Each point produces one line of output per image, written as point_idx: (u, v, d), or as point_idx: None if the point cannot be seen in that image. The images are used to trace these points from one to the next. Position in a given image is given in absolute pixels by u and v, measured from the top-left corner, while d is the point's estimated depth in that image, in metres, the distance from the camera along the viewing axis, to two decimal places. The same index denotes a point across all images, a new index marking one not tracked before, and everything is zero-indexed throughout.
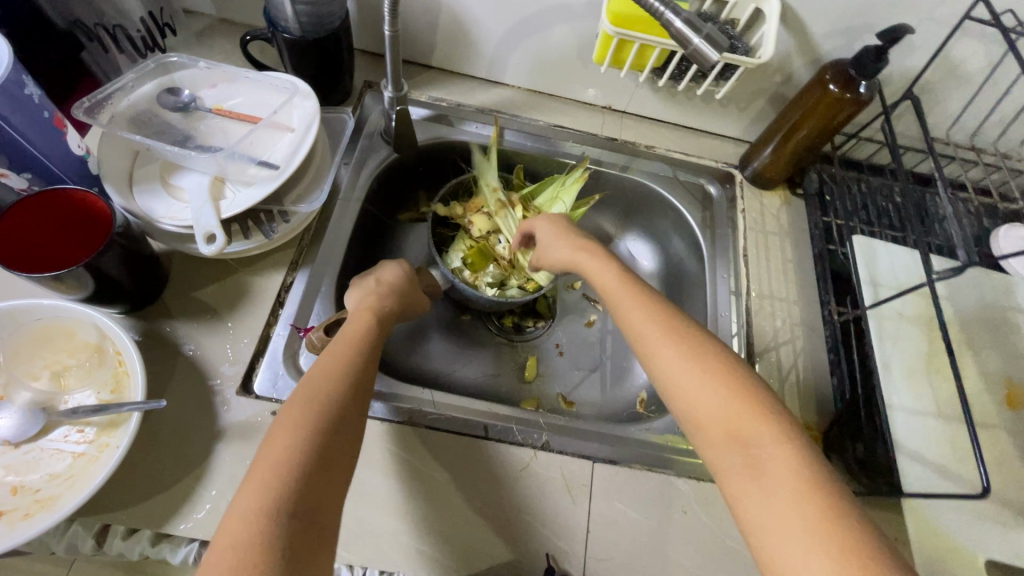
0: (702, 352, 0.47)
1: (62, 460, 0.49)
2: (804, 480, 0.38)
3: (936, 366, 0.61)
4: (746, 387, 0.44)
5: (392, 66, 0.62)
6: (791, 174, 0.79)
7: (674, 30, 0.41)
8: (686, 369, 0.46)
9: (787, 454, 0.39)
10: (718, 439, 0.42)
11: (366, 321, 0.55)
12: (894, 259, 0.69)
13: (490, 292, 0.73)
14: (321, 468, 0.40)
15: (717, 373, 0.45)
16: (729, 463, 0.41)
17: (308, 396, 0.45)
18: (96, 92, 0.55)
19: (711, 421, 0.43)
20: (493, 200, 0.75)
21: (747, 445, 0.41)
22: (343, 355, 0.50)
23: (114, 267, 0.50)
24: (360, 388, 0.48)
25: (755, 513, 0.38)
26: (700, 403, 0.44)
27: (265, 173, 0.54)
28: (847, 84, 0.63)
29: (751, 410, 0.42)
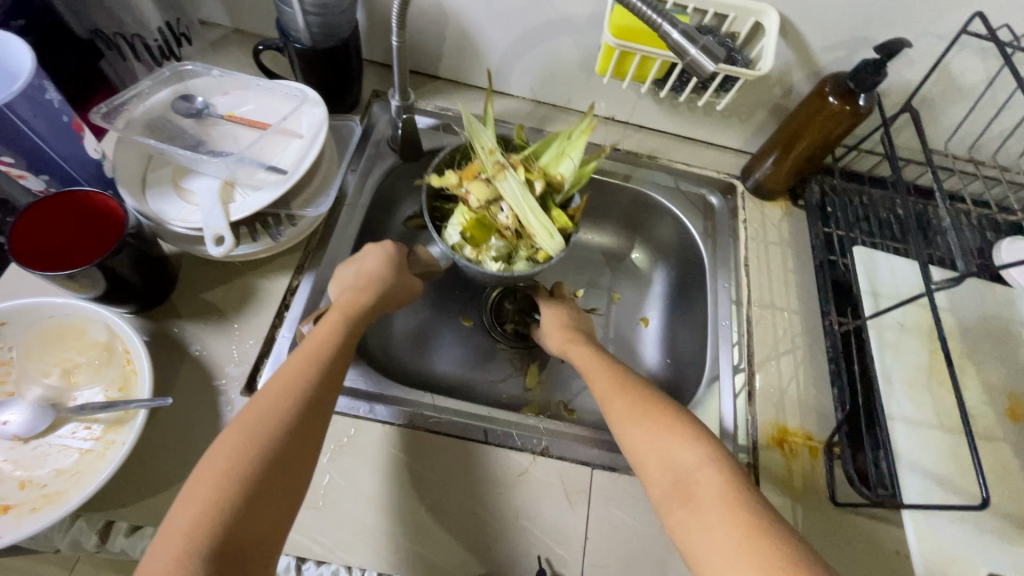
0: (644, 398, 0.54)
1: (69, 456, 0.50)
2: (728, 496, 0.44)
3: (937, 377, 0.61)
4: (682, 422, 0.51)
5: (399, 78, 0.64)
6: (792, 185, 0.80)
7: (671, 40, 0.42)
8: (628, 415, 0.53)
9: (711, 475, 0.46)
10: (654, 468, 0.49)
11: (337, 322, 0.54)
12: (894, 270, 0.69)
13: (495, 268, 0.67)
14: (260, 485, 0.42)
15: (653, 413, 0.52)
16: (664, 490, 0.48)
17: (261, 405, 0.46)
18: (114, 98, 0.57)
19: (647, 454, 0.50)
20: (489, 163, 0.66)
21: (678, 468, 0.48)
22: (307, 360, 0.50)
23: (126, 268, 0.52)
24: (320, 397, 0.48)
25: (689, 530, 0.44)
26: (637, 441, 0.51)
27: (273, 177, 0.56)
28: (846, 96, 0.64)
29: (679, 439, 0.49)
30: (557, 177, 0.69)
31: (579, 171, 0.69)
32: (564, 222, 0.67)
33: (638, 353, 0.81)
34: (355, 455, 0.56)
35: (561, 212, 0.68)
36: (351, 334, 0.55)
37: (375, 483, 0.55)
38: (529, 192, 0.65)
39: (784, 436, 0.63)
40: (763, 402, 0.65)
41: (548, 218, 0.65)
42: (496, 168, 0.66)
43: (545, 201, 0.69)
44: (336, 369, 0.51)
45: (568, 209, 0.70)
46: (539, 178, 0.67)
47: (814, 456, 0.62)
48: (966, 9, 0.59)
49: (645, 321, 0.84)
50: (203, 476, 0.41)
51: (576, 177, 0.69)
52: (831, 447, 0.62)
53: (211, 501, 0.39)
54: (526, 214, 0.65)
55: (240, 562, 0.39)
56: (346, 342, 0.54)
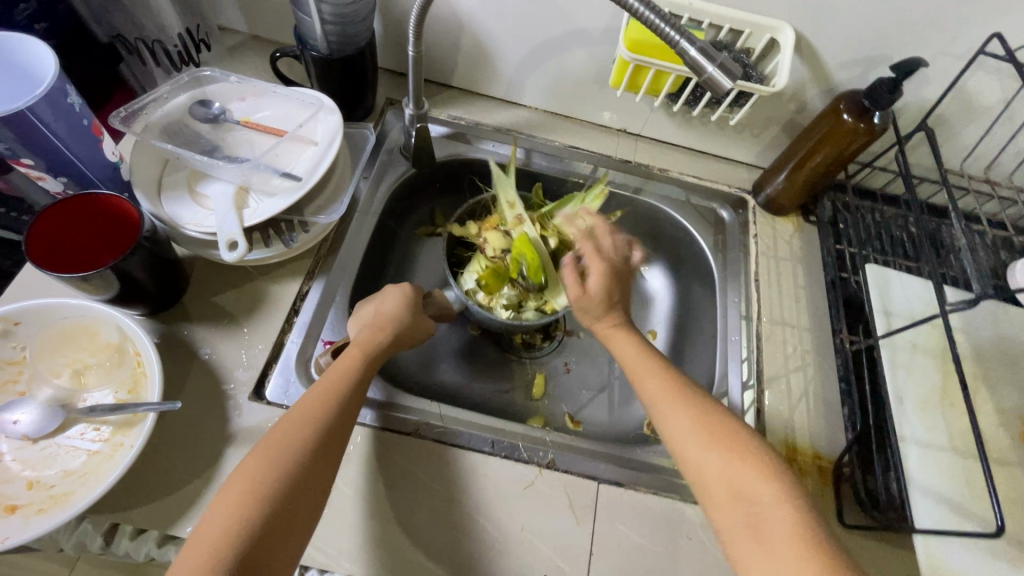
0: (715, 421, 0.53)
1: (77, 457, 0.50)
2: (798, 534, 0.43)
3: (949, 399, 0.61)
4: (756, 454, 0.49)
5: (414, 86, 0.64)
6: (804, 201, 0.79)
7: (689, 57, 0.42)
8: (695, 439, 0.51)
9: (785, 515, 0.45)
10: (724, 498, 0.48)
11: (353, 360, 0.55)
12: (907, 289, 0.69)
13: (504, 315, 0.71)
14: (270, 523, 0.42)
15: (723, 439, 0.51)
16: (732, 520, 0.47)
17: (274, 443, 0.47)
18: (132, 102, 0.58)
19: (719, 484, 0.49)
20: (510, 216, 0.73)
21: (749, 502, 0.47)
22: (321, 397, 0.51)
23: (139, 270, 0.52)
24: (331, 437, 0.49)
25: (755, 563, 0.43)
26: (706, 468, 0.50)
27: (288, 184, 0.56)
28: (860, 114, 0.64)
29: (753, 472, 0.48)
30: (570, 236, 0.75)
31: None
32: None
33: None
34: (361, 463, 0.56)
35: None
36: (366, 372, 0.56)
37: (379, 492, 0.55)
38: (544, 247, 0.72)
39: (792, 454, 0.62)
40: (771, 419, 0.65)
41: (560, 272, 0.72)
42: (516, 221, 0.72)
43: (557, 257, 0.75)
44: (348, 410, 0.52)
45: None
46: (553, 234, 0.74)
47: (823, 476, 0.61)
48: (983, 29, 0.59)
49: (652, 334, 0.81)
50: (218, 513, 0.42)
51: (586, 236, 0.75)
52: (842, 468, 0.61)
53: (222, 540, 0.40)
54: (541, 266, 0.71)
55: None
56: (360, 381, 0.55)
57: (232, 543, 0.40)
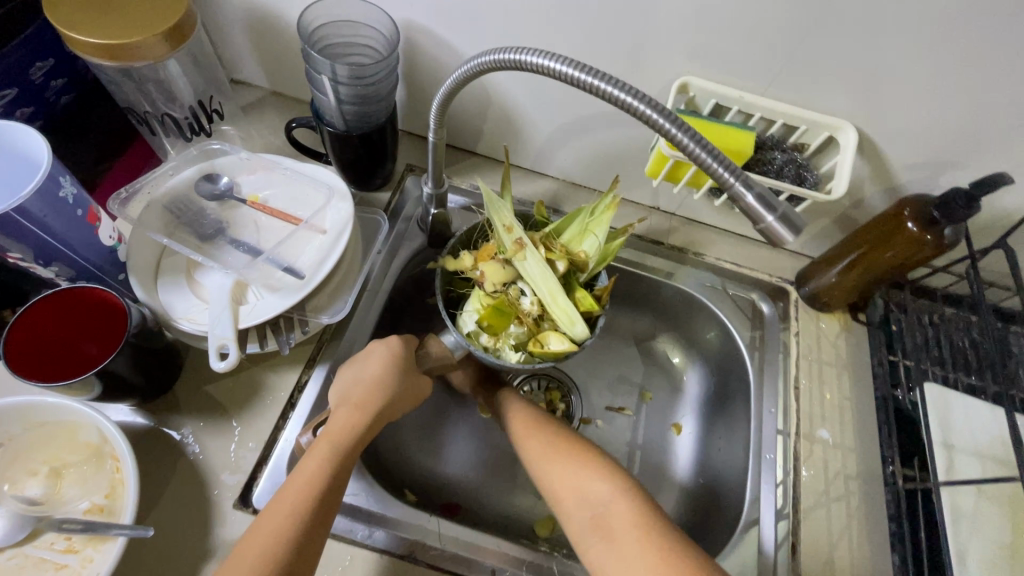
0: (562, 436, 0.61)
1: (44, 572, 0.46)
2: (642, 524, 0.51)
3: (1020, 560, 0.53)
4: (587, 458, 0.57)
5: (434, 164, 0.58)
6: (854, 299, 0.71)
7: (744, 202, 0.36)
8: (547, 450, 0.59)
9: (621, 508, 0.52)
10: (573, 497, 0.55)
11: (323, 456, 0.50)
12: (971, 418, 0.61)
13: (515, 359, 0.63)
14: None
15: (565, 449, 0.59)
16: (581, 522, 0.53)
17: (229, 574, 0.42)
18: (135, 181, 0.56)
19: (564, 490, 0.56)
20: (507, 242, 0.62)
21: (592, 501, 0.54)
22: (285, 509, 0.46)
23: (126, 369, 0.48)
24: (296, 558, 0.44)
25: (607, 558, 0.50)
26: (558, 474, 0.57)
27: (290, 280, 0.52)
28: (927, 225, 0.57)
29: (588, 473, 0.56)
30: (581, 253, 0.64)
31: (605, 248, 0.63)
32: (590, 304, 0.61)
33: (667, 466, 0.74)
34: None
35: (585, 293, 0.62)
36: (339, 466, 0.50)
37: None
38: (550, 275, 0.61)
39: None
40: (809, 560, 0.57)
41: (568, 302, 0.60)
42: (514, 246, 0.61)
43: (569, 281, 0.64)
44: (320, 518, 0.47)
45: (593, 287, 0.64)
46: (560, 257, 0.62)
47: None
48: None
49: (678, 428, 0.76)
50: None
51: (602, 253, 0.63)
52: None
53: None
54: (548, 299, 0.61)
55: None
56: (334, 478, 0.49)
57: None
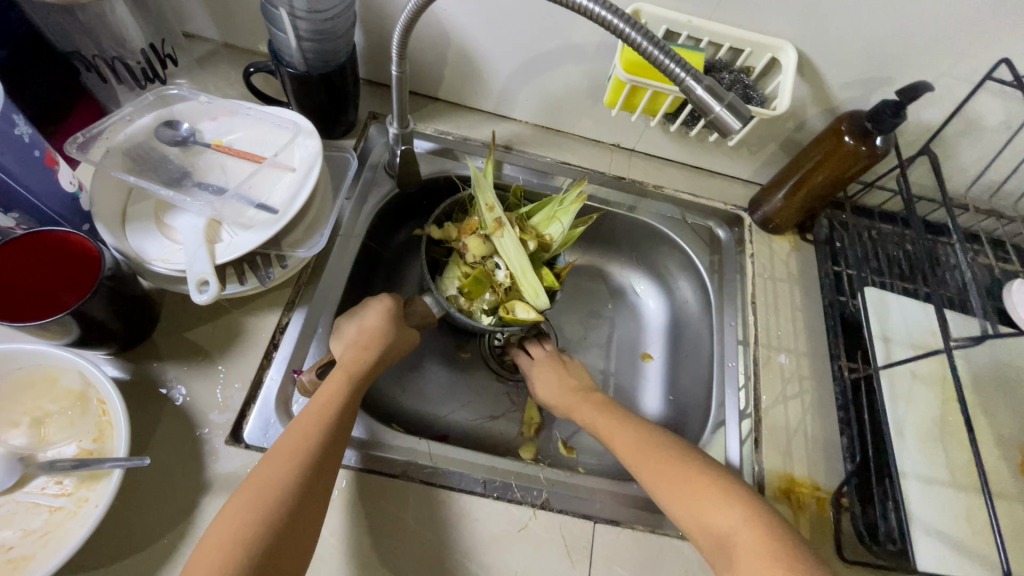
0: (650, 441, 0.57)
1: (38, 515, 0.46)
2: (762, 546, 0.46)
3: (949, 430, 0.60)
4: (701, 476, 0.52)
5: (398, 102, 0.60)
6: (801, 220, 0.77)
7: (695, 95, 0.40)
8: (650, 457, 0.55)
9: (746, 534, 0.48)
10: (697, 527, 0.50)
11: (338, 384, 0.52)
12: (906, 314, 0.67)
13: (486, 322, 0.70)
14: (259, 562, 0.40)
15: (668, 460, 0.54)
16: (706, 543, 0.50)
17: (260, 478, 0.44)
18: (92, 126, 0.54)
19: (686, 517, 0.51)
20: (488, 219, 0.68)
21: (714, 524, 0.49)
22: (307, 424, 0.48)
23: (103, 312, 0.48)
24: (320, 466, 0.46)
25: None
26: (674, 495, 0.52)
27: (264, 216, 0.53)
28: (863, 137, 0.62)
29: (739, 515, 0.49)
30: (547, 236, 0.71)
31: (568, 235, 0.70)
32: (551, 281, 0.69)
33: (640, 389, 0.79)
34: (345, 512, 0.53)
35: (548, 271, 0.70)
36: (352, 393, 0.53)
37: (364, 541, 0.52)
38: (522, 251, 0.68)
39: (791, 486, 0.61)
40: (769, 449, 0.63)
41: (536, 278, 0.67)
42: (495, 225, 0.67)
43: (534, 259, 0.71)
44: (341, 435, 0.49)
45: (554, 267, 0.72)
46: (532, 237, 0.69)
47: (823, 508, 0.60)
48: (990, 55, 0.57)
49: (647, 357, 0.81)
50: (204, 557, 0.40)
51: (565, 239, 0.71)
52: (840, 500, 0.59)
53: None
54: (518, 272, 0.67)
55: None
56: (352, 403, 0.52)
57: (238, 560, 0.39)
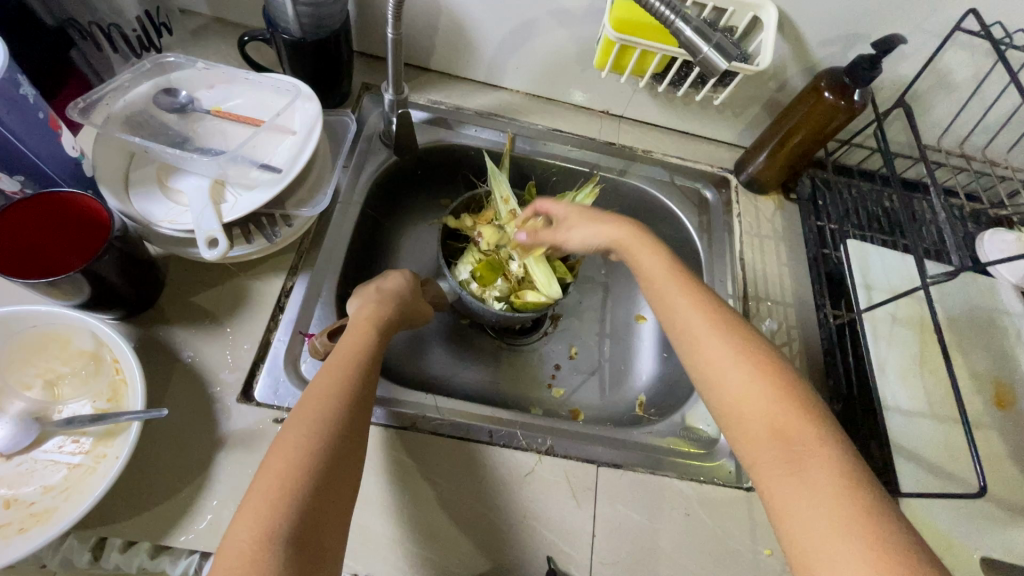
0: (718, 315, 0.51)
1: (57, 471, 0.47)
2: (843, 488, 0.38)
3: (928, 366, 0.64)
4: (781, 387, 0.45)
5: (394, 69, 0.62)
6: (784, 179, 0.80)
7: (684, 38, 0.42)
8: (727, 343, 0.48)
9: (809, 434, 0.42)
10: (759, 433, 0.43)
11: (364, 335, 0.54)
12: (886, 264, 0.70)
13: (497, 307, 0.70)
14: (317, 488, 0.41)
15: (750, 357, 0.47)
16: (765, 451, 0.42)
17: (306, 414, 0.45)
18: (90, 93, 0.54)
19: (734, 400, 0.46)
20: (503, 211, 0.72)
21: (786, 440, 0.42)
22: (341, 370, 0.50)
23: (113, 274, 0.49)
24: (358, 406, 0.48)
25: (788, 495, 0.40)
26: (740, 391, 0.46)
27: (267, 176, 0.54)
28: (841, 92, 0.65)
29: (797, 419, 0.43)
30: None
31: None
32: (563, 272, 0.72)
33: (635, 349, 0.81)
34: None
35: (561, 264, 0.72)
36: (378, 344, 0.55)
37: (380, 489, 0.54)
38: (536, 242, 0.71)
39: None
40: None
41: (549, 268, 0.69)
42: (509, 217, 0.72)
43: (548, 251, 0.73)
44: (369, 380, 0.51)
45: (567, 263, 0.74)
46: None
47: None
48: (958, 7, 0.60)
49: (641, 318, 0.83)
50: (262, 485, 0.40)
51: None
52: None
53: (274, 507, 0.39)
54: (531, 263, 0.70)
55: (316, 538, 0.39)
56: (376, 353, 0.54)
57: (299, 484, 0.40)
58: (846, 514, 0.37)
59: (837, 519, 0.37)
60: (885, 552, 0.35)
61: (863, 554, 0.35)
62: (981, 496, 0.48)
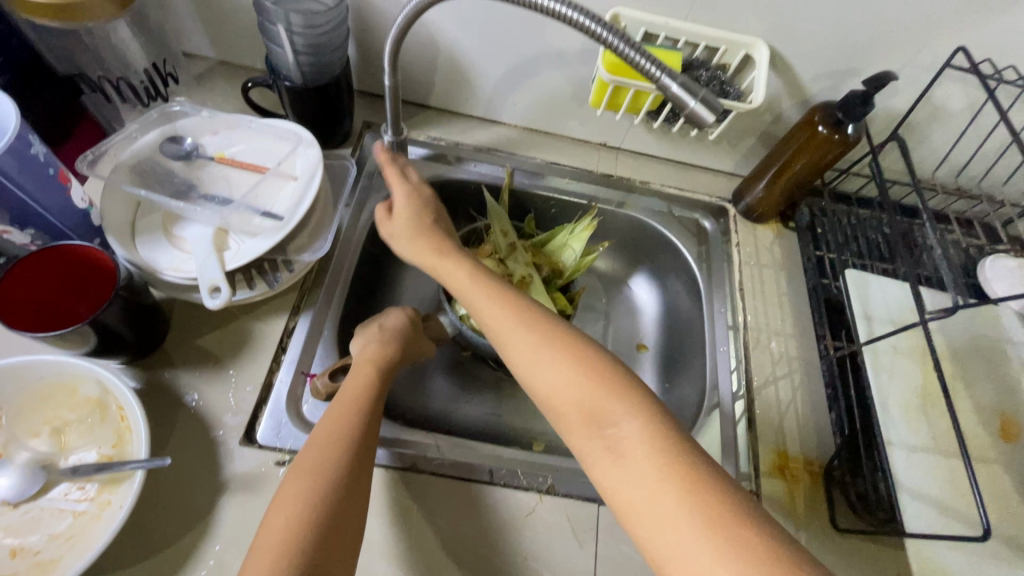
0: (523, 312, 0.52)
1: (62, 519, 0.48)
2: (666, 460, 0.39)
3: (931, 399, 0.63)
4: (581, 370, 0.46)
5: (392, 111, 0.62)
6: (782, 208, 0.80)
7: (671, 94, 0.43)
8: (523, 334, 0.50)
9: (626, 414, 0.43)
10: (577, 423, 0.44)
11: (364, 378, 0.55)
12: (887, 294, 0.70)
13: (498, 341, 0.70)
14: (318, 544, 0.42)
15: (545, 346, 0.48)
16: (588, 443, 0.43)
17: (306, 466, 0.46)
18: (101, 143, 0.57)
19: (551, 395, 0.46)
20: (502, 245, 0.72)
21: (601, 425, 0.43)
22: (341, 417, 0.50)
23: (118, 322, 0.50)
24: (360, 454, 0.49)
25: (617, 484, 0.40)
26: (556, 384, 0.46)
27: (269, 223, 0.56)
28: (835, 126, 0.65)
29: (613, 400, 0.44)
30: (560, 263, 0.75)
31: (579, 261, 0.74)
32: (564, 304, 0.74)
33: None
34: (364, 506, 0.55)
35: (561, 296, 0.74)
36: (379, 386, 0.55)
37: (382, 531, 0.54)
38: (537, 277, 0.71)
39: (785, 462, 0.63)
40: (763, 429, 0.65)
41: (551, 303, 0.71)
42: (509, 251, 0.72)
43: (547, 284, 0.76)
44: (370, 424, 0.52)
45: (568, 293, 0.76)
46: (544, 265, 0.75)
47: (815, 482, 0.62)
48: (948, 43, 0.61)
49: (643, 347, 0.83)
50: (264, 544, 0.41)
51: (577, 265, 0.75)
52: (831, 472, 0.62)
53: (275, 567, 0.39)
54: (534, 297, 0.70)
55: None
56: (377, 396, 0.54)
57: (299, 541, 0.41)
58: (671, 485, 0.38)
59: (662, 495, 0.38)
60: (703, 510, 0.36)
61: (687, 517, 0.36)
62: (985, 538, 0.47)
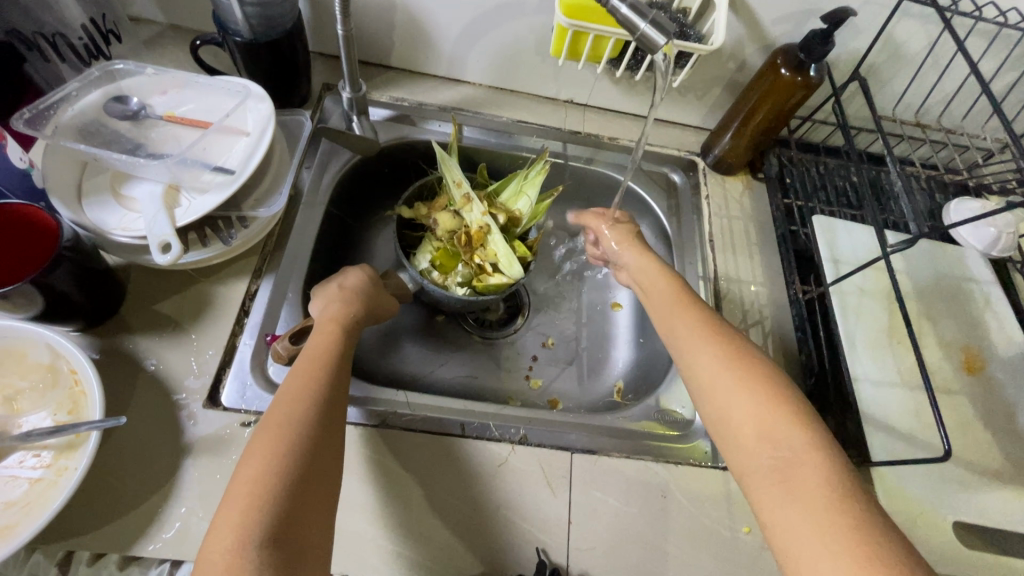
0: (717, 334, 0.51)
1: (17, 487, 0.46)
2: (836, 498, 0.38)
3: (896, 337, 0.64)
4: (778, 390, 0.45)
5: (349, 69, 0.62)
6: (751, 159, 0.80)
7: (621, 15, 0.42)
8: (707, 356, 0.49)
9: (801, 445, 0.41)
10: (750, 441, 0.43)
11: (329, 337, 0.53)
12: (853, 237, 0.71)
13: (461, 293, 0.70)
14: (292, 493, 0.40)
15: (742, 366, 0.47)
16: (756, 464, 0.42)
17: (276, 420, 0.44)
18: (40, 102, 0.53)
19: (726, 416, 0.46)
20: (457, 196, 0.72)
21: (774, 445, 0.42)
22: (308, 374, 0.49)
23: (68, 284, 0.48)
24: (329, 410, 0.47)
25: (777, 507, 0.40)
26: (732, 408, 0.45)
27: (221, 178, 0.54)
28: (797, 68, 0.65)
29: (800, 432, 0.42)
30: (516, 212, 0.74)
31: (536, 208, 0.73)
32: (523, 252, 0.71)
33: (611, 336, 0.81)
34: None
35: (521, 243, 0.72)
36: (344, 345, 0.54)
37: (354, 487, 0.54)
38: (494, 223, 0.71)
39: None
40: None
41: (510, 249, 0.69)
42: (463, 200, 0.71)
43: (506, 234, 0.74)
44: (337, 380, 0.50)
45: (526, 241, 0.75)
46: (500, 212, 0.73)
47: None
48: None
49: (617, 305, 0.83)
50: (234, 496, 0.40)
51: (534, 212, 0.74)
52: None
53: (246, 515, 0.38)
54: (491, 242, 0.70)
55: (294, 541, 0.39)
56: (342, 355, 0.53)
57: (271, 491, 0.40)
58: (828, 525, 0.37)
59: (820, 529, 0.37)
60: (868, 551, 0.35)
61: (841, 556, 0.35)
62: (946, 460, 0.48)
